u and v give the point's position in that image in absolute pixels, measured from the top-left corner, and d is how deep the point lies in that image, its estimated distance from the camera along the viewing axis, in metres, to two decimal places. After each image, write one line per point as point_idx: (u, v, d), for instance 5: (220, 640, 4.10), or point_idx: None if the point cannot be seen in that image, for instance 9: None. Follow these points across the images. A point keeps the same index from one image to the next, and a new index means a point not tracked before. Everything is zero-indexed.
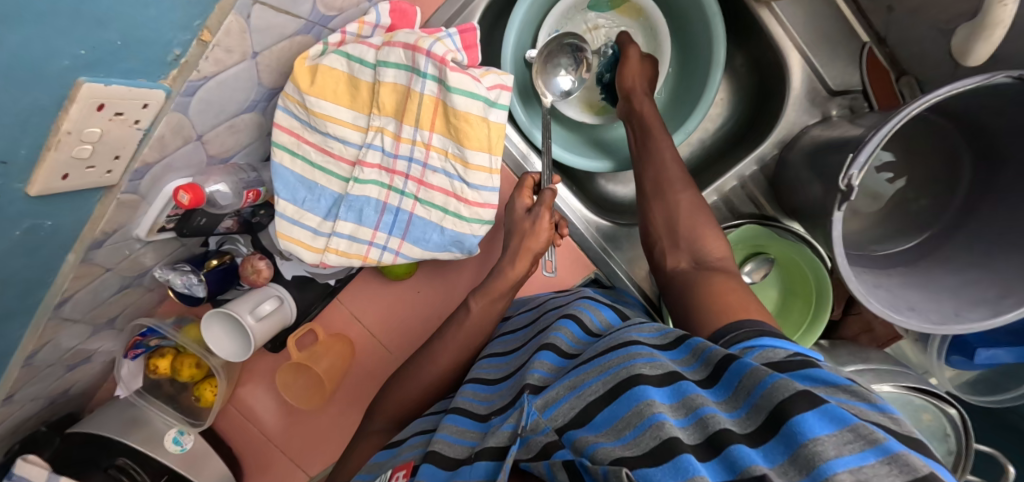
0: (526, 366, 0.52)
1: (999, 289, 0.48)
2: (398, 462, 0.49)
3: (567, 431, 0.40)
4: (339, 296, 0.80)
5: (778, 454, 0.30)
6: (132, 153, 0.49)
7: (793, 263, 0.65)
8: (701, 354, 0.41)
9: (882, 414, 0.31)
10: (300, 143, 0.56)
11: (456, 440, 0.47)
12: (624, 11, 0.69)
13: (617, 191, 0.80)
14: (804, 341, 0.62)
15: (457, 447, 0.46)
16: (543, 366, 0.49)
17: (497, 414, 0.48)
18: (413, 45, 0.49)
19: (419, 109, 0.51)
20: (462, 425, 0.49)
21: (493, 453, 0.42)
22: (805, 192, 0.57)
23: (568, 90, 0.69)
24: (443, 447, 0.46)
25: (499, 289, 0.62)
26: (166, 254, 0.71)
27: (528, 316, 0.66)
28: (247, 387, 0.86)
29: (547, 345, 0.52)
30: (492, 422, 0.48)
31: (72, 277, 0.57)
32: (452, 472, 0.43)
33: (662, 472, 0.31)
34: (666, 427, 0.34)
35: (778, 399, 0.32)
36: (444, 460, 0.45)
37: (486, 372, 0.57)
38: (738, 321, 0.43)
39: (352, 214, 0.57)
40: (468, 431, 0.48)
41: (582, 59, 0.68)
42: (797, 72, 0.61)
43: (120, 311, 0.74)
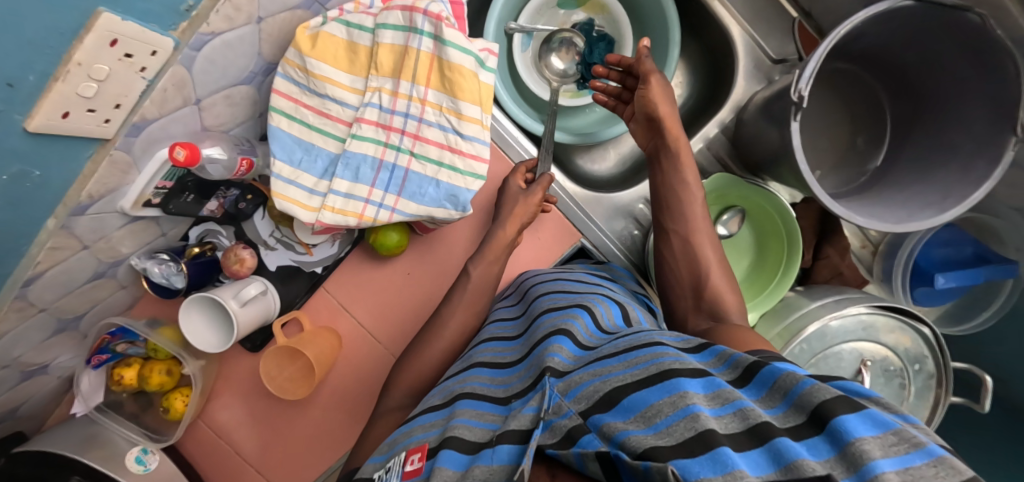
0: (540, 346, 0.52)
1: (941, 193, 0.54)
2: (411, 443, 0.47)
3: (592, 415, 0.38)
4: (325, 286, 0.78)
5: (823, 450, 0.28)
6: (133, 104, 0.50)
7: (764, 213, 0.71)
8: (728, 358, 0.40)
9: (922, 423, 0.29)
10: (298, 107, 0.58)
11: (474, 424, 0.44)
12: (589, 7, 0.77)
13: (594, 168, 0.80)
14: (783, 282, 0.69)
15: (477, 430, 0.43)
16: (561, 352, 0.49)
17: (519, 396, 0.46)
18: (410, 6, 0.54)
19: (414, 65, 0.56)
20: (482, 409, 0.46)
21: (516, 436, 0.40)
22: (765, 141, 0.64)
23: (562, 69, 0.77)
24: (459, 431, 0.43)
25: (495, 253, 0.67)
26: (144, 242, 0.69)
27: (526, 300, 0.66)
28: (220, 398, 0.80)
29: (562, 330, 0.52)
30: (513, 404, 0.46)
31: (47, 248, 0.55)
32: (473, 456, 0.40)
33: (699, 464, 0.28)
34: (701, 419, 0.32)
35: (818, 401, 0.30)
36: (465, 444, 0.42)
37: (504, 353, 0.56)
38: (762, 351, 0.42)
39: (349, 172, 0.59)
40: (487, 413, 0.46)
41: (569, 44, 0.76)
42: (742, 49, 0.70)
43: (88, 309, 0.70)
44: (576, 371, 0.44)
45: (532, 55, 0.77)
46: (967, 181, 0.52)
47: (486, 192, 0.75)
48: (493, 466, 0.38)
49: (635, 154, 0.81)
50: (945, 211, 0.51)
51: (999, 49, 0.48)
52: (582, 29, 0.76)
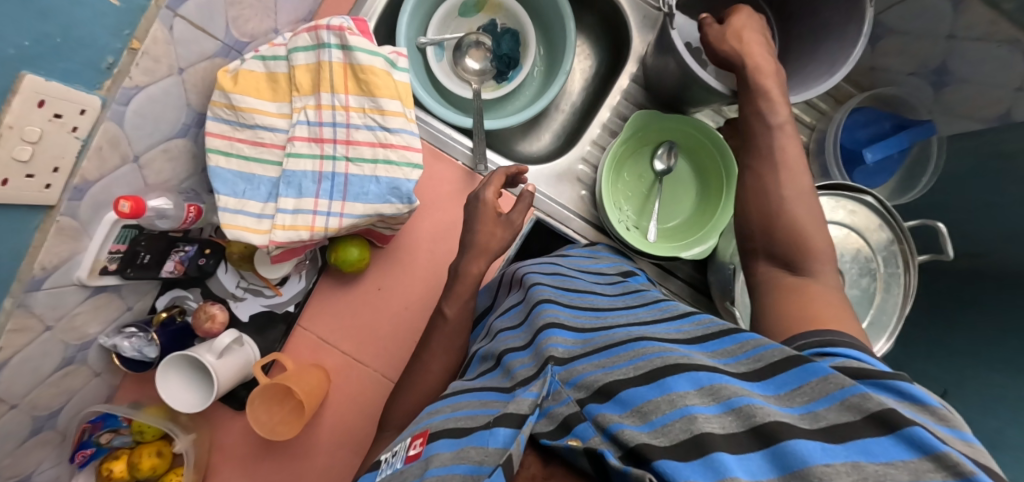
0: (536, 340, 0.49)
1: (828, 65, 0.59)
2: (415, 431, 0.45)
3: (588, 403, 0.38)
4: (301, 323, 0.77)
5: (839, 457, 0.27)
6: (71, 166, 0.53)
7: (691, 138, 0.75)
8: (750, 351, 0.39)
9: (974, 444, 0.29)
10: (232, 143, 0.61)
11: (474, 414, 0.42)
12: (487, 10, 0.84)
13: (529, 147, 0.85)
14: (732, 183, 0.72)
15: (476, 418, 0.41)
16: (560, 340, 0.47)
17: (523, 384, 0.43)
18: (314, 26, 0.60)
19: (331, 77, 0.60)
20: (488, 399, 0.44)
21: (515, 420, 0.38)
22: (668, 72, 0.69)
23: (478, 68, 0.84)
24: (457, 421, 0.42)
25: (463, 292, 0.65)
26: (110, 318, 0.69)
27: (517, 297, 0.63)
28: (218, 469, 0.77)
29: (552, 323, 0.50)
30: (516, 391, 0.43)
31: (8, 331, 0.55)
32: (466, 439, 0.39)
33: (691, 468, 0.29)
34: (698, 421, 0.33)
35: (844, 420, 0.30)
36: (461, 431, 0.40)
37: (508, 342, 0.53)
38: (809, 330, 0.42)
39: (293, 189, 0.61)
40: (492, 402, 0.43)
41: (479, 45, 0.83)
42: (628, 6, 0.77)
43: (64, 402, 0.69)
44: (579, 361, 0.44)
45: (448, 64, 0.84)
46: (846, 45, 0.58)
47: (429, 187, 0.77)
48: (488, 448, 0.36)
49: (567, 127, 0.85)
50: (834, 74, 0.57)
51: None
52: (486, 29, 0.83)
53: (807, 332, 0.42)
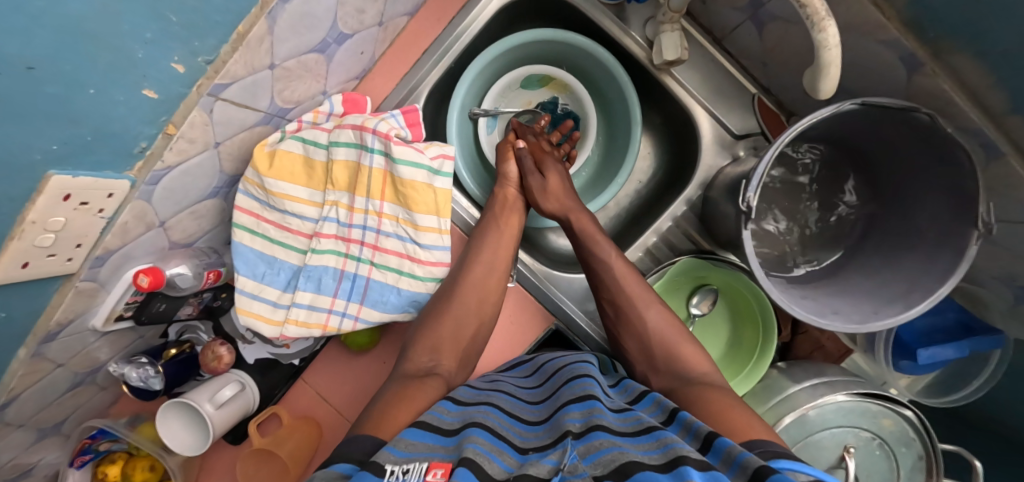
0: (559, 414, 0.48)
1: (906, 286, 0.53)
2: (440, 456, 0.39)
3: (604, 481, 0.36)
4: (305, 376, 0.79)
5: None
6: (93, 241, 0.52)
7: (735, 290, 0.71)
8: (734, 457, 0.36)
9: None
10: (259, 222, 0.58)
11: (492, 457, 0.39)
12: (551, 87, 0.78)
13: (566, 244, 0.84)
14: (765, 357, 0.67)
15: (493, 463, 0.38)
16: (578, 415, 0.46)
17: (537, 449, 0.42)
18: (360, 126, 0.56)
19: (367, 182, 0.57)
20: (497, 445, 0.41)
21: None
22: (728, 223, 0.64)
23: None
24: (478, 455, 0.38)
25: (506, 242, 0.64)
26: (122, 347, 0.70)
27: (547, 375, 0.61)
28: None
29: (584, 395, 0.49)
30: (529, 455, 0.42)
31: (21, 374, 0.56)
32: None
33: None
34: None
35: None
36: (483, 472, 0.36)
37: (523, 414, 0.52)
38: (757, 443, 0.41)
39: (311, 283, 0.59)
40: (504, 453, 0.41)
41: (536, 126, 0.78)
42: (705, 125, 0.69)
43: (70, 414, 0.72)
44: (598, 434, 0.42)
45: (498, 136, 0.79)
46: (933, 274, 0.51)
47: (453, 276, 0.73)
48: None
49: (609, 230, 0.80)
50: (912, 307, 0.50)
51: (950, 145, 0.47)
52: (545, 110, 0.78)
53: (761, 441, 0.41)
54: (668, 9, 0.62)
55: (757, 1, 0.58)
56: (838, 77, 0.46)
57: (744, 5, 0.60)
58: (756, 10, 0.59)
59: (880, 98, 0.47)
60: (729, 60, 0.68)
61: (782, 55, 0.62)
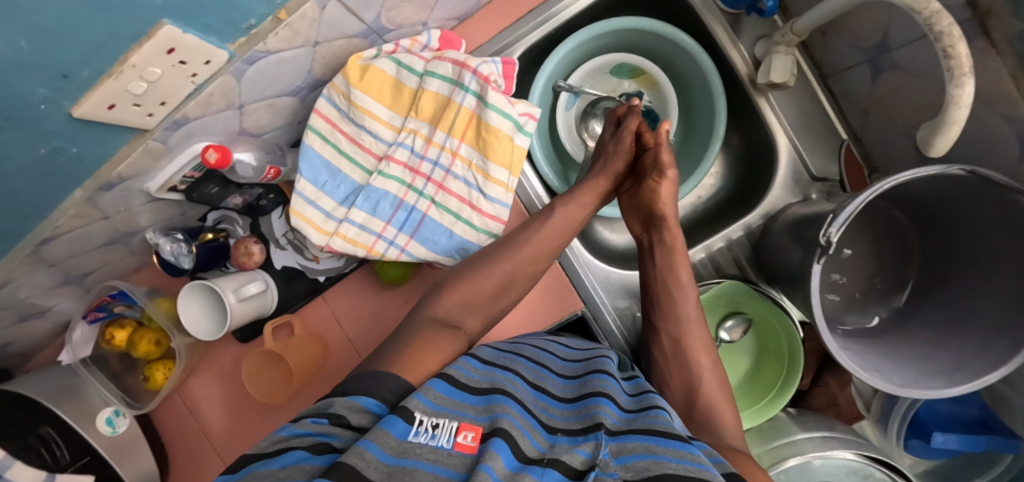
0: (586, 401, 0.51)
1: (951, 363, 0.52)
2: (464, 415, 0.42)
3: None
4: (325, 295, 0.79)
5: None
6: (177, 102, 0.51)
7: (768, 324, 0.70)
8: None
9: None
10: (334, 131, 0.59)
11: (525, 433, 0.42)
12: (641, 80, 0.77)
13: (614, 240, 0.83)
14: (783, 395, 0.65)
15: (527, 442, 0.41)
16: (608, 411, 0.48)
17: (565, 433, 0.45)
18: (461, 62, 0.56)
19: (453, 117, 0.56)
20: (526, 418, 0.44)
21: (567, 469, 0.39)
22: (787, 258, 0.62)
23: (602, 136, 0.78)
24: (514, 428, 0.40)
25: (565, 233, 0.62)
26: (163, 218, 0.71)
27: (576, 358, 0.63)
28: (199, 378, 0.83)
29: (604, 391, 0.52)
30: (558, 437, 0.44)
31: (69, 215, 0.57)
32: (524, 465, 0.38)
33: None
34: None
35: None
36: (518, 450, 0.39)
37: (547, 385, 0.55)
38: None
39: (368, 204, 0.59)
40: (535, 429, 0.44)
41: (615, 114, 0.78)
42: (785, 157, 0.68)
43: (97, 268, 0.73)
44: (628, 437, 0.45)
45: (576, 114, 0.78)
46: (983, 362, 0.50)
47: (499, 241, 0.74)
48: None
49: None
50: (954, 385, 0.50)
51: None
52: (629, 100, 0.78)
53: None
54: (788, 29, 0.61)
55: (884, 46, 0.56)
56: (955, 138, 0.45)
57: (868, 47, 0.58)
58: (879, 55, 0.57)
59: (991, 171, 0.45)
60: (829, 101, 0.67)
61: (888, 108, 0.60)
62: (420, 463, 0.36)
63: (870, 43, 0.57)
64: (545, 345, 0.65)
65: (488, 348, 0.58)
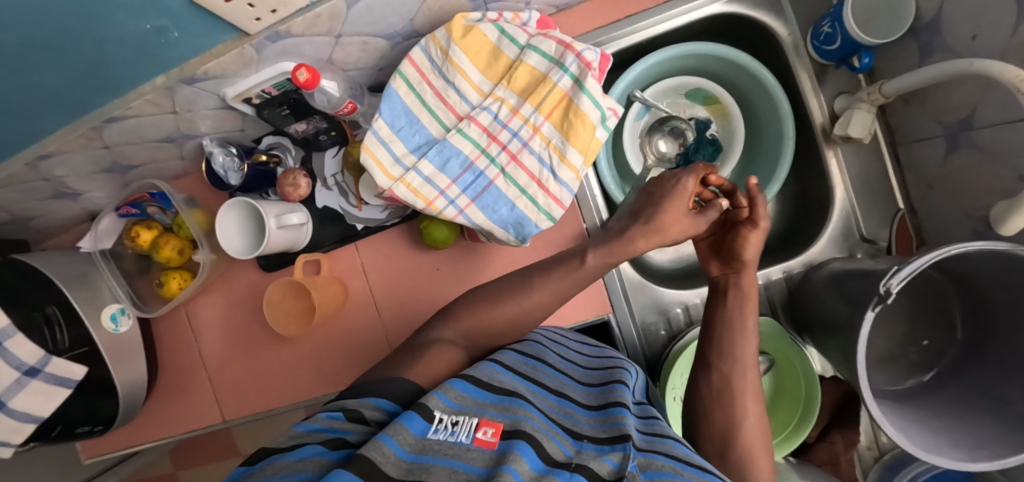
0: (609, 408, 0.49)
1: (975, 441, 0.52)
2: (485, 412, 0.42)
3: None
4: (357, 244, 0.78)
5: None
6: (286, 15, 0.51)
7: (788, 364, 0.67)
8: None
9: None
10: (422, 80, 0.60)
11: (550, 437, 0.42)
12: (713, 109, 0.78)
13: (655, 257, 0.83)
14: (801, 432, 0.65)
15: (552, 445, 0.41)
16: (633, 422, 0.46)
17: (591, 439, 0.44)
18: (566, 43, 0.56)
19: (545, 95, 0.57)
20: (549, 424, 0.44)
21: (594, 476, 0.38)
22: (826, 308, 0.63)
23: (662, 153, 0.79)
24: (536, 431, 0.40)
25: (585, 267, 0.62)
26: (223, 130, 0.72)
27: (595, 365, 0.62)
28: (209, 297, 0.85)
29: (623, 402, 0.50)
30: (585, 443, 0.43)
31: (143, 99, 0.57)
32: (550, 467, 0.38)
33: None
34: None
35: None
36: (543, 452, 0.39)
37: (569, 390, 0.54)
38: None
39: (439, 159, 0.59)
40: (559, 433, 0.43)
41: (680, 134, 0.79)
42: (838, 213, 0.69)
43: (144, 163, 0.73)
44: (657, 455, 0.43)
45: (642, 127, 0.80)
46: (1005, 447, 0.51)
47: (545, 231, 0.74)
48: None
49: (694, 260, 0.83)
50: (975, 460, 0.50)
51: None
52: (698, 125, 0.79)
53: None
54: (878, 88, 0.62)
55: (966, 124, 0.57)
56: None
57: (950, 122, 0.59)
58: (958, 132, 0.58)
59: None
60: (895, 168, 0.68)
61: (954, 185, 0.61)
62: (438, 457, 0.36)
63: (954, 118, 0.58)
64: (565, 345, 0.65)
65: (510, 351, 0.56)
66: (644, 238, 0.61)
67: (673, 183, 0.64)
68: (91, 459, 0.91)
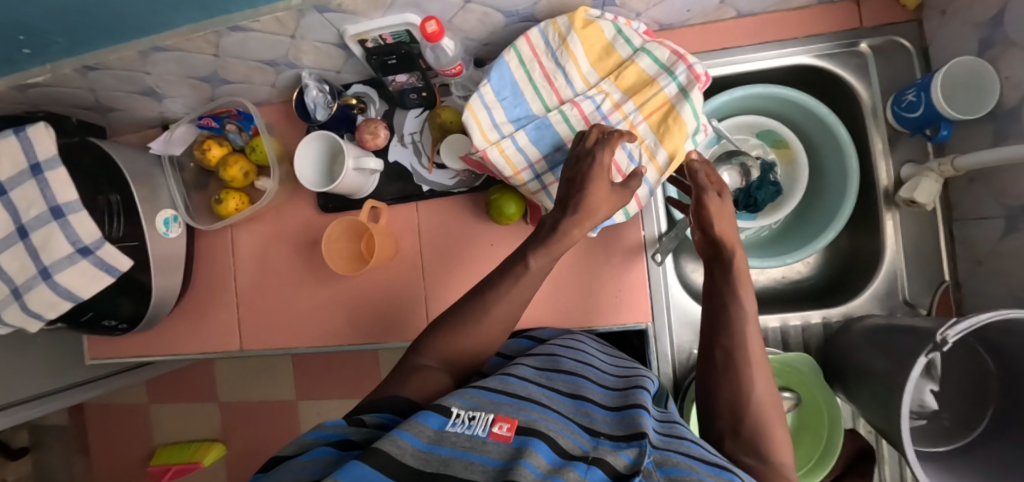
0: (627, 410, 0.50)
1: None
2: (501, 410, 0.45)
3: None
4: (418, 203, 0.79)
5: None
6: None
7: (814, 406, 0.68)
8: None
9: None
10: (534, 59, 0.63)
11: (565, 435, 0.43)
12: (780, 152, 0.81)
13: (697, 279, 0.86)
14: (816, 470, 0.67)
15: (569, 443, 0.42)
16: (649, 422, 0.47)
17: (608, 437, 0.45)
18: (680, 55, 0.60)
19: (650, 96, 0.60)
20: (568, 425, 0.46)
21: (610, 470, 0.40)
22: (865, 359, 0.64)
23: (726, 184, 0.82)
24: (550, 431, 0.42)
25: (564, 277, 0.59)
26: (322, 67, 0.75)
27: (615, 373, 0.63)
28: (254, 225, 0.86)
29: (638, 404, 0.51)
30: (602, 440, 0.45)
31: (271, 16, 0.59)
32: (564, 460, 0.40)
33: None
34: None
35: None
36: (557, 446, 0.41)
37: (590, 392, 0.55)
38: None
39: (535, 133, 0.62)
40: (575, 432, 0.45)
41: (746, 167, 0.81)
42: (884, 273, 0.72)
43: (238, 81, 0.76)
44: (675, 452, 0.44)
45: (711, 155, 0.83)
46: None
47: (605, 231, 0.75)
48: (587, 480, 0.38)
49: None
50: None
51: None
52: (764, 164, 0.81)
53: None
54: (950, 160, 0.64)
55: None
56: None
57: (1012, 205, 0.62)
58: (1019, 215, 0.59)
59: None
60: (947, 241, 0.71)
61: (1003, 266, 0.63)
62: (454, 450, 0.39)
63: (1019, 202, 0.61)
64: (589, 354, 0.66)
65: (526, 365, 0.58)
66: (576, 228, 0.55)
67: (588, 161, 0.56)
68: (92, 361, 0.91)
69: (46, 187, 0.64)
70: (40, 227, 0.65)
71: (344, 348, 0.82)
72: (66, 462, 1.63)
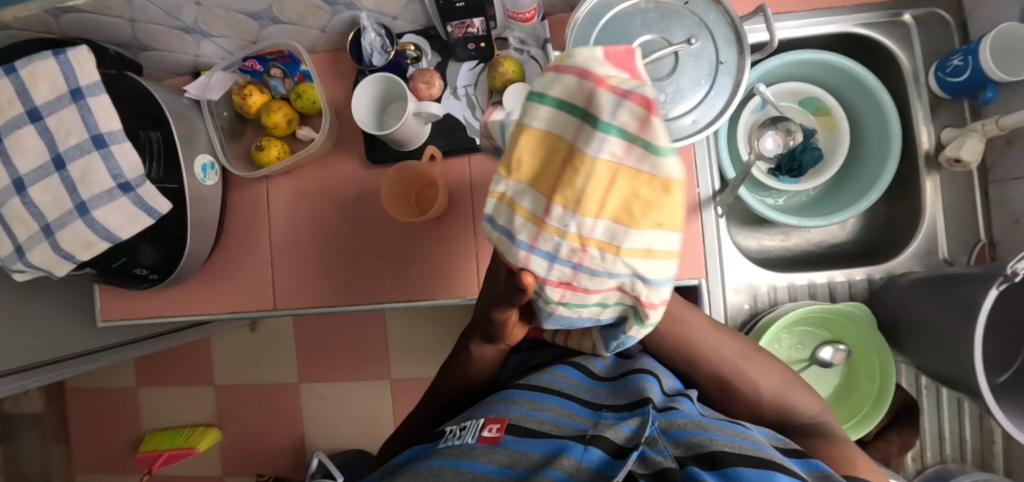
0: (629, 378, 0.50)
1: None
2: (491, 413, 0.46)
3: (689, 464, 0.38)
4: (470, 156, 0.77)
5: None
6: None
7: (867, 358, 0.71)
8: None
9: None
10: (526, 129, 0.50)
11: (559, 421, 0.44)
12: (822, 119, 0.85)
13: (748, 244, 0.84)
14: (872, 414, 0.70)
15: (563, 426, 0.43)
16: (652, 387, 0.47)
17: (611, 409, 0.45)
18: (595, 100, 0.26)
19: (585, 185, 0.25)
20: (569, 408, 0.46)
21: (609, 446, 0.40)
22: (914, 309, 0.67)
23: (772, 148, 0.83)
24: (542, 422, 0.43)
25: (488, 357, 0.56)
26: (380, 10, 0.72)
27: None
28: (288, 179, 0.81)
29: (646, 370, 0.51)
30: (604, 414, 0.45)
31: None
32: (556, 446, 0.40)
33: None
34: None
35: None
36: (548, 436, 0.42)
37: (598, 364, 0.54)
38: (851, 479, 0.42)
39: None
40: (575, 413, 0.45)
41: (790, 131, 0.82)
42: (925, 230, 0.75)
43: (288, 21, 0.72)
44: (675, 414, 0.44)
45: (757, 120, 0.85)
46: None
47: None
48: (581, 466, 0.38)
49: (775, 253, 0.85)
50: None
51: None
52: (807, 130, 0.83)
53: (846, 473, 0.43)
54: (993, 120, 0.69)
55: None
56: None
57: None
58: None
59: None
60: (983, 201, 0.75)
61: None
62: (444, 461, 0.41)
63: None
64: None
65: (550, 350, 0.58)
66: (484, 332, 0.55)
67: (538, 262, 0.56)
68: (104, 323, 0.85)
69: (88, 114, 0.60)
70: (79, 157, 0.60)
71: (389, 306, 0.77)
72: (41, 451, 1.51)
